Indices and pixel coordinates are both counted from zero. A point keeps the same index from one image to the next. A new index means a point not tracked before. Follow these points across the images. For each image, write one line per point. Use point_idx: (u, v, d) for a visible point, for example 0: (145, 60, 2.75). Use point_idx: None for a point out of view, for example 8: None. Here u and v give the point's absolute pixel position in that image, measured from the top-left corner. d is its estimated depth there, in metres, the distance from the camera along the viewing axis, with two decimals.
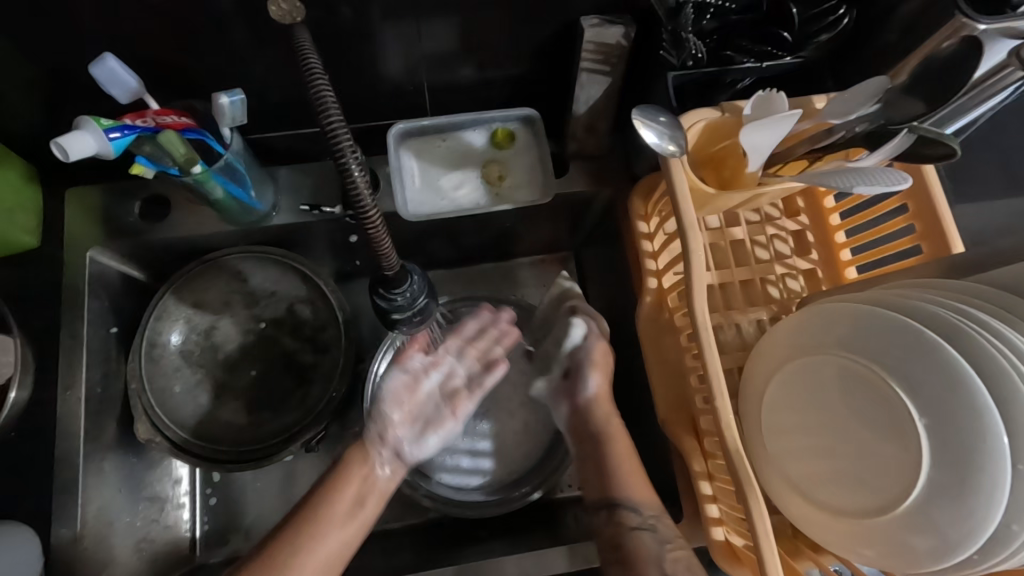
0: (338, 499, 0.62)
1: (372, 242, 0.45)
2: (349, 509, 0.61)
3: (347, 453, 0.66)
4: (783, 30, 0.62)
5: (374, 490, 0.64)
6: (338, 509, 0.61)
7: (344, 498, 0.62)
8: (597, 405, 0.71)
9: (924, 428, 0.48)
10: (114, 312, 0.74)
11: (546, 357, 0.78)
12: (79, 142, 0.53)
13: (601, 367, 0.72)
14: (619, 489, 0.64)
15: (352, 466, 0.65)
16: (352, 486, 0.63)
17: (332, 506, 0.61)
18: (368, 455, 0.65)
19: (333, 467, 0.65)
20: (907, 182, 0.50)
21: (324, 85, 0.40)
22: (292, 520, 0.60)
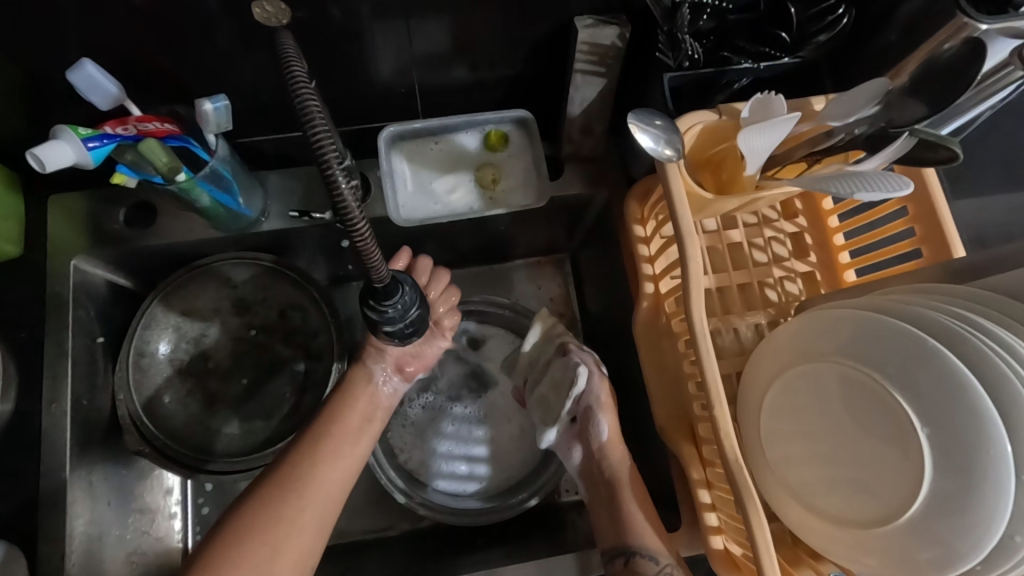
0: (347, 417, 0.62)
1: (361, 255, 0.43)
2: (360, 424, 0.63)
3: (348, 374, 0.65)
4: (782, 30, 0.60)
5: (380, 407, 0.65)
6: (349, 426, 0.62)
7: (355, 415, 0.63)
8: (609, 450, 0.70)
9: (926, 437, 0.47)
10: (100, 321, 0.72)
11: (544, 401, 0.75)
12: (56, 152, 0.52)
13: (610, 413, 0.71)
14: (636, 537, 0.63)
15: (357, 386, 0.64)
16: (360, 404, 0.63)
17: (344, 422, 0.62)
18: (371, 375, 0.65)
19: (336, 388, 0.65)
20: (909, 187, 0.49)
21: (309, 91, 0.38)
22: (309, 434, 0.60)
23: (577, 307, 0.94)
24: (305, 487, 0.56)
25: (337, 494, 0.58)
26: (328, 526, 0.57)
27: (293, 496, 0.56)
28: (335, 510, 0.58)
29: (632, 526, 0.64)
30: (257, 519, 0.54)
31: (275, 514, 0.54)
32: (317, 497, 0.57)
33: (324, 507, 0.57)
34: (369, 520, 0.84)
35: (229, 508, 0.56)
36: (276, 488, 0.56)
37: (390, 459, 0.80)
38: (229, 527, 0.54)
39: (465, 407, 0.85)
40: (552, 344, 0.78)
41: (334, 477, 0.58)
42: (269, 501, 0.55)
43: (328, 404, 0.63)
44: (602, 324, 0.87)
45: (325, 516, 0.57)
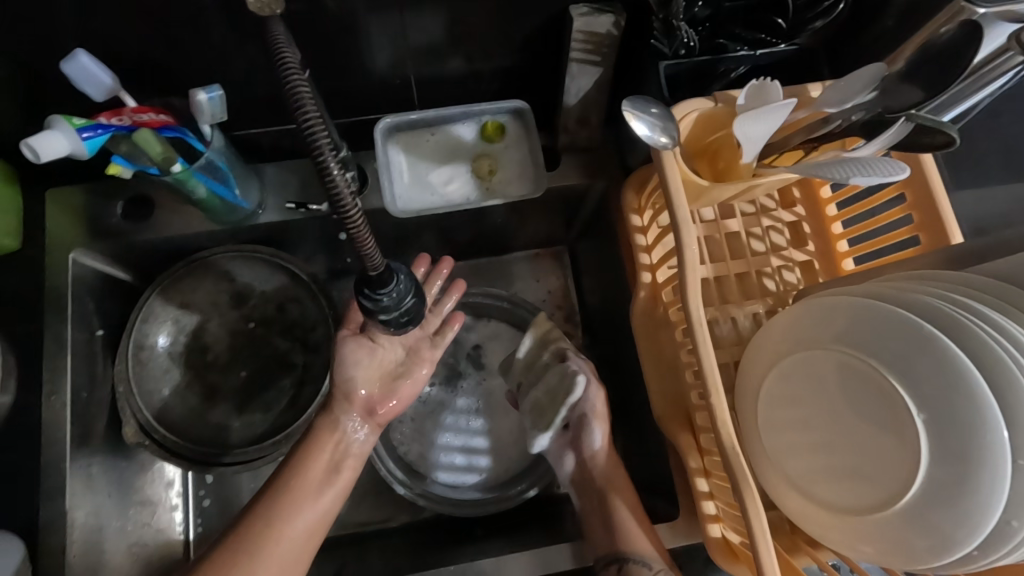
0: (311, 468, 0.61)
1: (355, 242, 0.42)
2: (324, 476, 0.62)
3: (314, 425, 0.65)
4: (777, 16, 0.60)
5: (348, 456, 0.65)
6: (312, 479, 0.61)
7: (318, 466, 0.62)
8: (599, 459, 0.72)
9: (923, 423, 0.47)
10: (99, 314, 0.72)
11: (538, 405, 0.76)
12: (50, 142, 0.52)
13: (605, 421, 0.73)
14: (628, 544, 0.64)
15: (324, 435, 0.64)
16: (324, 454, 0.63)
17: (307, 475, 0.61)
18: (341, 423, 0.65)
19: (303, 439, 0.65)
20: (905, 172, 0.49)
21: (300, 78, 0.37)
22: (267, 490, 0.60)
23: (576, 301, 0.94)
24: (259, 549, 0.55)
25: (295, 552, 0.57)
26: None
27: (247, 557, 0.54)
28: (294, 566, 0.57)
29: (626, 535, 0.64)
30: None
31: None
32: (276, 555, 0.56)
33: (283, 563, 0.56)
34: (370, 512, 0.84)
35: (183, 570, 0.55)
36: (228, 551, 0.55)
37: (389, 452, 0.80)
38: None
39: (466, 399, 0.86)
40: (547, 349, 0.79)
41: (292, 535, 0.57)
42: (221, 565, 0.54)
43: (290, 456, 0.62)
44: (600, 316, 0.87)
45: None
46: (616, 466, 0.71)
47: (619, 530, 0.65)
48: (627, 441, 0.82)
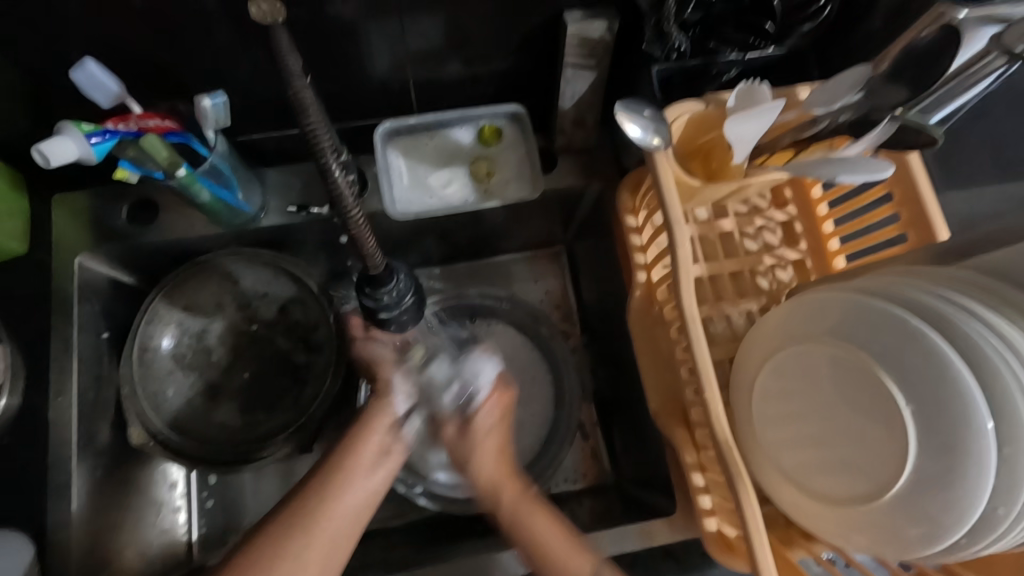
0: (365, 446, 0.63)
1: (357, 243, 0.44)
2: (375, 457, 0.63)
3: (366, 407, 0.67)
4: (765, 20, 0.62)
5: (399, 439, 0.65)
6: (364, 458, 0.62)
7: (371, 446, 0.63)
8: (490, 483, 0.64)
9: (911, 414, 0.48)
10: (105, 317, 0.74)
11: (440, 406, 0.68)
12: (60, 147, 0.53)
13: (495, 436, 0.67)
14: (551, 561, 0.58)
15: (375, 416, 0.66)
16: (376, 436, 0.64)
17: (359, 455, 0.62)
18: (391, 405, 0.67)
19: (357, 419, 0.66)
20: (890, 169, 0.50)
21: (306, 88, 0.38)
22: (321, 468, 0.61)
23: (573, 300, 0.95)
24: (313, 523, 0.57)
25: (346, 528, 0.58)
26: (335, 559, 0.57)
27: (301, 532, 0.56)
28: (347, 540, 0.58)
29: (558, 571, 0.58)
30: (264, 553, 0.55)
31: (280, 551, 0.55)
32: (324, 533, 0.57)
33: (330, 543, 0.57)
34: (372, 512, 0.85)
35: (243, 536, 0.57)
36: (284, 525, 0.57)
37: None
38: (239, 558, 0.55)
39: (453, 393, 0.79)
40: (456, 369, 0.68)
41: (343, 513, 0.58)
42: (276, 535, 0.56)
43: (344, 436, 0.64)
44: (597, 315, 0.88)
45: (331, 550, 0.57)
46: (518, 495, 0.63)
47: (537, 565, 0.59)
48: (624, 438, 0.83)
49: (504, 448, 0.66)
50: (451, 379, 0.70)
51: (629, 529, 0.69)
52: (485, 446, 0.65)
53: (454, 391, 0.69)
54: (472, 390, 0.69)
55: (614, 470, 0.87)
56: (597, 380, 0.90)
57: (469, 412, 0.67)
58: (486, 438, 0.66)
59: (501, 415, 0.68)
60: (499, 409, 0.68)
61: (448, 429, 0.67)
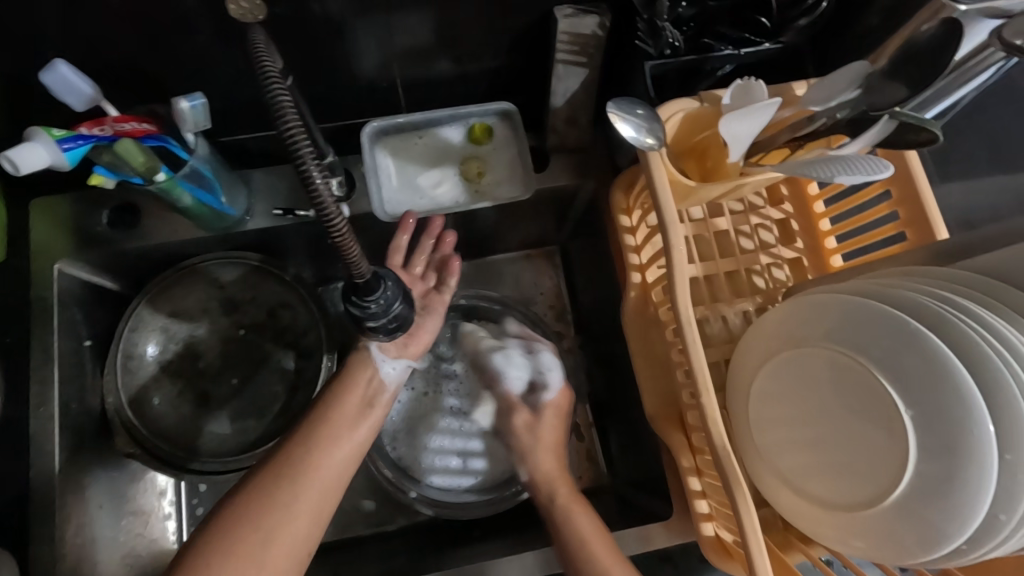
0: (347, 398, 0.63)
1: (340, 249, 0.42)
2: (358, 409, 0.63)
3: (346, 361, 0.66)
4: (761, 15, 0.60)
5: (381, 391, 0.65)
6: (349, 410, 0.62)
7: (355, 397, 0.63)
8: (546, 472, 0.69)
9: (910, 419, 0.47)
10: (87, 323, 0.72)
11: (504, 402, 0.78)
12: (32, 155, 0.51)
13: (556, 431, 0.73)
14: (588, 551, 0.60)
15: (356, 371, 0.64)
16: (360, 387, 0.64)
17: (344, 407, 0.62)
18: (370, 357, 0.65)
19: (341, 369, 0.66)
20: (890, 170, 0.49)
21: (283, 89, 0.37)
22: (307, 422, 0.61)
23: (567, 299, 0.94)
24: (301, 474, 0.56)
25: (337, 479, 0.58)
26: (326, 511, 0.56)
27: (289, 481, 0.56)
28: (335, 491, 0.57)
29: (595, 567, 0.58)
30: (252, 503, 0.54)
31: (270, 500, 0.54)
32: (314, 483, 0.56)
33: (321, 495, 0.56)
34: (366, 516, 0.84)
35: (227, 491, 0.56)
36: (271, 474, 0.56)
37: (382, 455, 0.80)
38: (227, 509, 0.55)
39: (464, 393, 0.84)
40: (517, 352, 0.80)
41: (332, 462, 0.58)
42: (263, 485, 0.55)
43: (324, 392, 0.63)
44: (592, 315, 0.87)
45: (322, 501, 0.56)
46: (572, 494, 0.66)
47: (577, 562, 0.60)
48: (621, 439, 0.82)
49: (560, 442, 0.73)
50: (524, 372, 0.78)
51: (628, 533, 0.68)
52: (546, 439, 0.72)
53: (524, 381, 0.78)
54: (544, 387, 0.76)
55: (609, 470, 0.86)
56: (592, 381, 0.89)
57: (538, 403, 0.75)
58: (547, 434, 0.72)
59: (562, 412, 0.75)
60: (560, 406, 0.75)
61: (520, 417, 0.74)
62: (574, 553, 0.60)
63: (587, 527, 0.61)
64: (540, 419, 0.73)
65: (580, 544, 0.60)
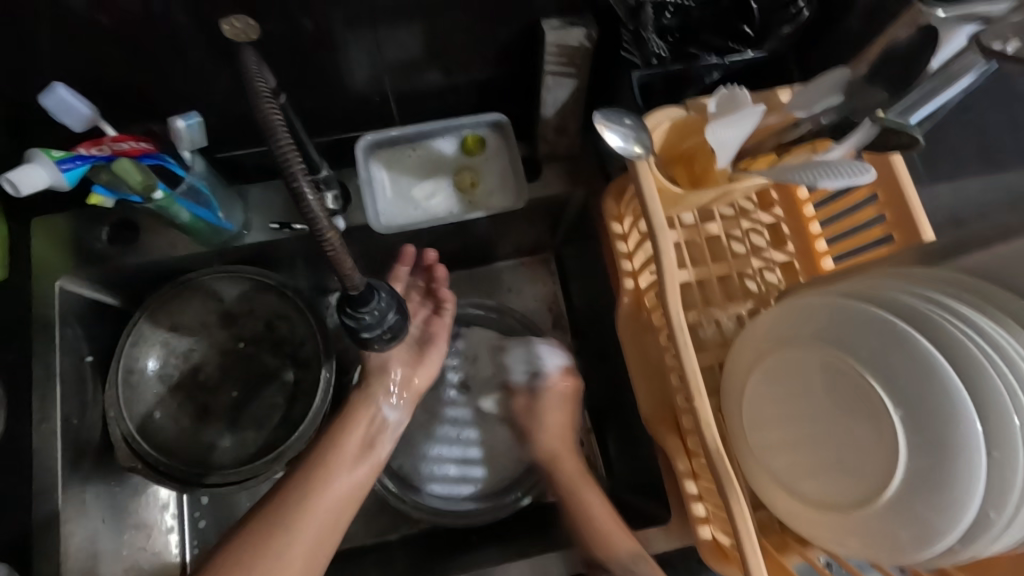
0: (347, 441, 0.65)
1: (333, 263, 0.43)
2: (359, 452, 0.64)
3: (350, 401, 0.68)
4: (744, 24, 0.61)
5: (382, 431, 0.68)
6: (347, 453, 0.64)
7: (355, 442, 0.65)
8: (553, 453, 0.75)
9: (900, 419, 0.48)
10: (88, 340, 0.73)
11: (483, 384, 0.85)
12: (31, 175, 0.52)
13: (558, 414, 0.77)
14: (596, 523, 0.67)
15: (359, 410, 0.67)
16: (361, 429, 0.66)
17: (343, 449, 0.64)
18: (376, 395, 0.68)
19: (339, 415, 0.68)
20: (870, 174, 0.50)
21: (275, 108, 0.38)
22: (304, 464, 0.62)
23: (564, 306, 0.94)
24: (294, 522, 0.57)
25: (332, 523, 0.59)
26: (321, 555, 0.58)
27: (282, 526, 0.57)
28: (330, 538, 0.59)
29: (600, 538, 0.65)
30: (247, 549, 0.55)
31: (262, 547, 0.55)
32: (307, 529, 0.58)
33: (314, 542, 0.58)
34: (366, 524, 0.84)
35: (221, 538, 0.58)
36: (265, 521, 0.57)
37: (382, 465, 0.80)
38: (219, 558, 0.55)
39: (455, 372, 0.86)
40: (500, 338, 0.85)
41: (326, 509, 0.59)
42: (260, 533, 0.56)
43: (325, 434, 0.65)
44: (588, 321, 0.87)
45: (317, 547, 0.58)
46: (577, 472, 0.72)
47: (590, 542, 0.66)
48: (620, 445, 0.82)
49: (567, 425, 0.77)
50: (524, 361, 0.82)
51: None
52: (552, 423, 0.77)
53: (526, 370, 0.81)
54: (542, 372, 0.80)
55: (609, 476, 0.86)
56: (590, 386, 0.90)
57: (538, 388, 0.79)
58: (552, 416, 0.77)
59: (569, 396, 0.78)
60: (561, 393, 0.78)
61: (520, 400, 0.79)
62: (578, 524, 0.68)
63: (591, 502, 0.69)
64: (537, 411, 0.77)
65: (582, 510, 0.68)
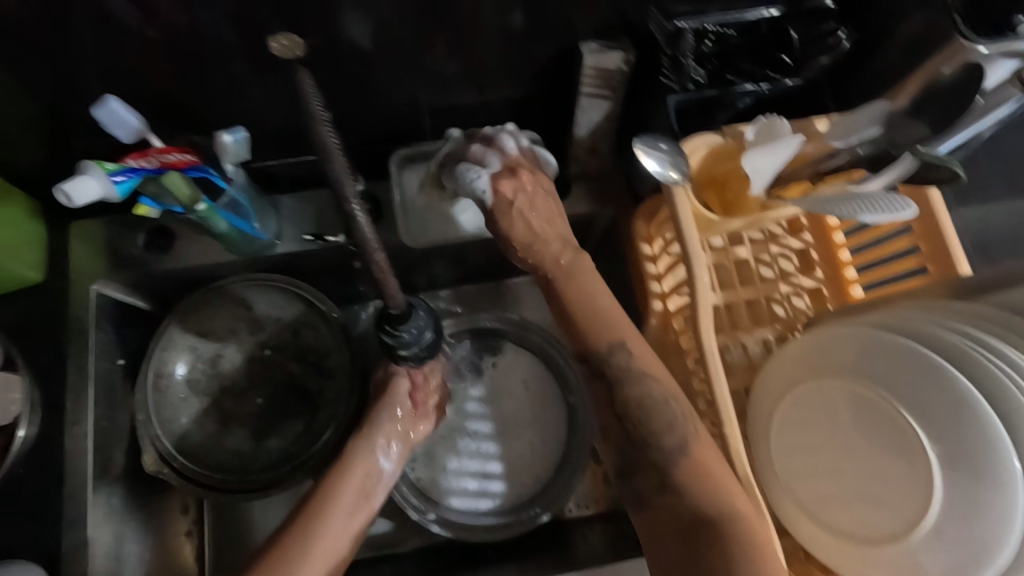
0: (346, 490, 0.65)
1: (379, 282, 0.44)
2: (355, 500, 0.65)
3: (350, 446, 0.68)
4: (783, 53, 0.61)
5: (377, 481, 0.68)
6: (344, 502, 0.64)
7: (352, 489, 0.65)
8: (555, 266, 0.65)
9: (936, 455, 0.48)
10: (119, 344, 0.73)
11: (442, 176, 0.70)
12: (83, 186, 0.54)
13: (539, 213, 0.65)
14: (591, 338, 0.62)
15: (357, 459, 0.67)
16: (358, 477, 0.66)
17: (340, 500, 0.64)
18: (373, 446, 0.68)
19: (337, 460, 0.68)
20: (913, 208, 0.50)
21: (330, 131, 0.40)
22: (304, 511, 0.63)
23: None
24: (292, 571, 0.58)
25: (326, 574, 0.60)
26: None
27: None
28: None
29: (590, 335, 0.62)
30: None
31: None
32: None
33: None
34: (382, 535, 0.84)
35: None
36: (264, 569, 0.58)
37: (402, 477, 0.80)
38: None
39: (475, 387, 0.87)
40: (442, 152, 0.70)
41: (323, 559, 0.60)
42: None
43: (323, 481, 0.65)
44: None
45: None
46: (562, 257, 0.65)
47: (580, 329, 0.63)
48: None
49: (560, 219, 0.66)
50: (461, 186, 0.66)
51: None
52: (536, 228, 0.65)
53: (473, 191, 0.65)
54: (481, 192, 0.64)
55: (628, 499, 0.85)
56: None
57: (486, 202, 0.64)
58: (531, 220, 0.65)
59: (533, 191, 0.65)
60: (524, 201, 0.64)
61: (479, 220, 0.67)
62: (569, 305, 0.64)
63: (585, 316, 0.63)
64: (519, 201, 0.64)
65: (585, 296, 0.64)
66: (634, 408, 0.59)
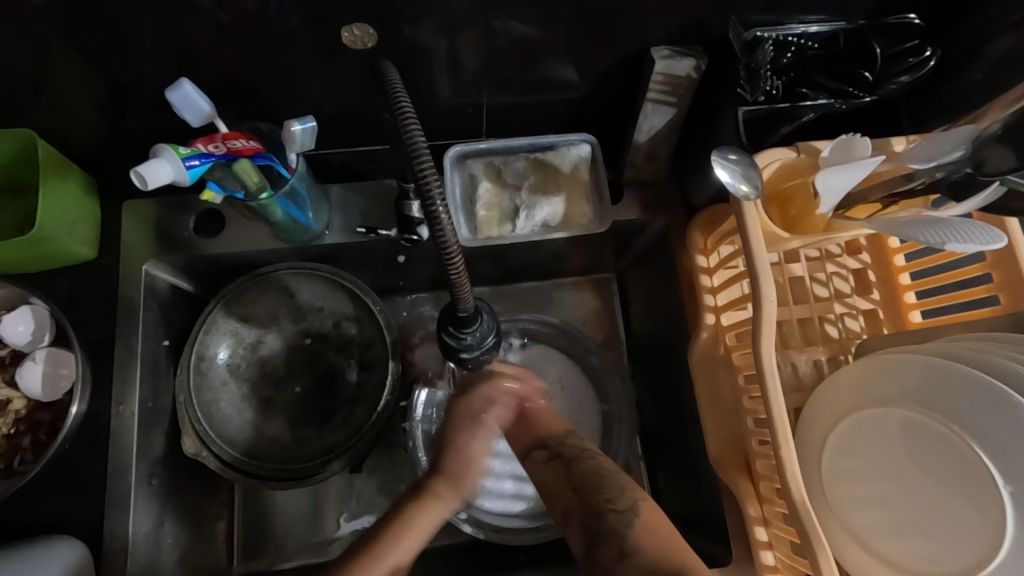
0: (414, 526, 0.58)
1: (453, 287, 0.45)
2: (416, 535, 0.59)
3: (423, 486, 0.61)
4: (864, 69, 0.59)
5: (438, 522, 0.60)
6: (409, 535, 0.58)
7: (417, 525, 0.58)
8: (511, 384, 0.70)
9: (1010, 495, 0.46)
10: (165, 325, 0.74)
11: (488, 220, 0.72)
12: (157, 170, 0.55)
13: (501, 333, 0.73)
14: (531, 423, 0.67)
15: (422, 503, 0.60)
16: (422, 517, 0.59)
17: (412, 530, 0.58)
18: (452, 486, 0.61)
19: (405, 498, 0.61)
20: (1002, 241, 0.48)
21: (415, 130, 0.40)
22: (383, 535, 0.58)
23: (621, 328, 0.91)
24: None
25: None
26: None
27: None
28: None
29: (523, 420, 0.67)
30: None
31: None
32: None
33: None
34: None
35: None
36: None
37: None
38: None
39: None
40: (473, 184, 0.74)
41: None
42: None
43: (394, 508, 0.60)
44: (648, 346, 0.85)
45: None
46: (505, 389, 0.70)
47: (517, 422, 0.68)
48: (671, 477, 0.80)
49: None
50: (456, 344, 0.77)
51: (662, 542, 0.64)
52: None
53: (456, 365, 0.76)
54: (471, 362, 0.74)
55: None
56: (643, 413, 0.87)
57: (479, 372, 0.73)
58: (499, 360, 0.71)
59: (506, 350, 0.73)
60: None
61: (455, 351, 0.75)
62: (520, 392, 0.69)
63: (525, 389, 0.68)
64: None
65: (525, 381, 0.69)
66: (590, 477, 0.62)
